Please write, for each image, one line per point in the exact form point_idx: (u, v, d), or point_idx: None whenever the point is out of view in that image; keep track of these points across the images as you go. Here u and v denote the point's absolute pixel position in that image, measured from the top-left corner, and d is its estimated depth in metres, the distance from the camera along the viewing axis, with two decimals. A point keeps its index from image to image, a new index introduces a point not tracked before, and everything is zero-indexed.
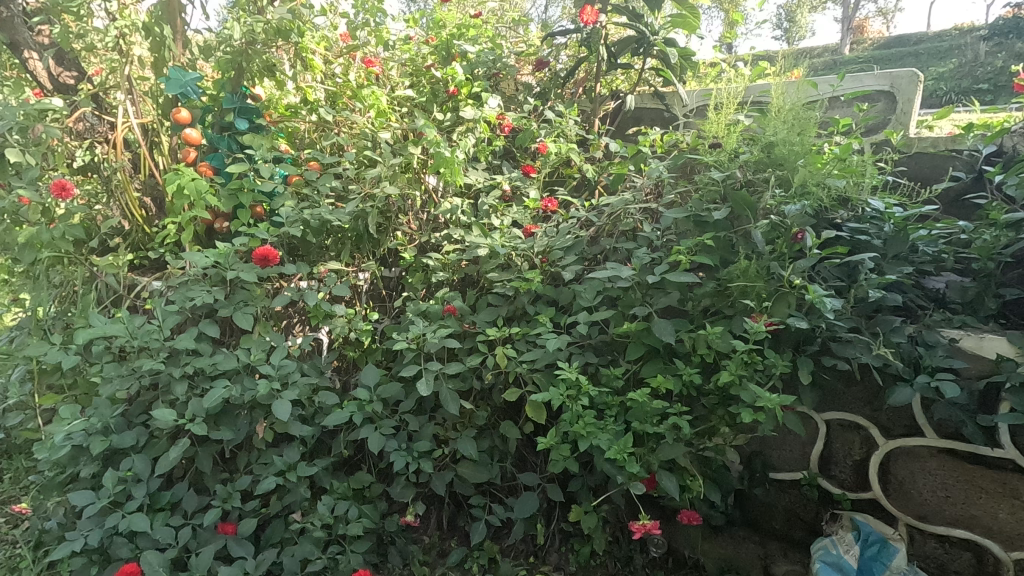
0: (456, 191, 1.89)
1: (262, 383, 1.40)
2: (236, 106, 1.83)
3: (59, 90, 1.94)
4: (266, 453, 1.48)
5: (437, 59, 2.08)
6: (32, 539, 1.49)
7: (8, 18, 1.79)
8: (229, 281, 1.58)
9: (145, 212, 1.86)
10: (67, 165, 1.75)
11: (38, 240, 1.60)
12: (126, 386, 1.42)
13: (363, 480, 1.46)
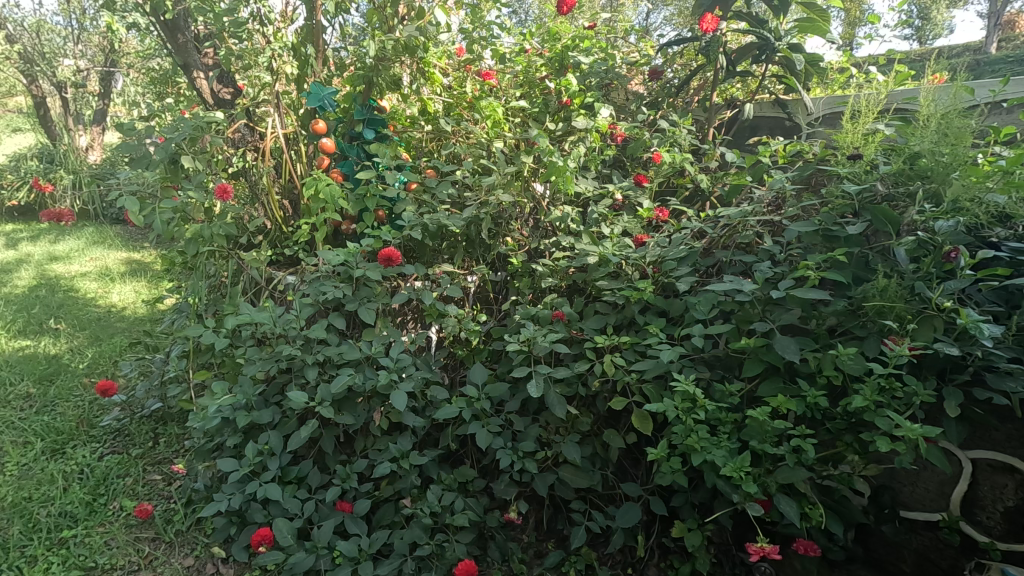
0: (566, 200, 1.92)
1: (383, 374, 1.50)
2: (365, 117, 2.01)
3: (218, 103, 2.21)
4: (380, 440, 1.59)
5: (550, 71, 2.12)
6: (184, 497, 1.70)
7: (185, 43, 2.11)
8: (355, 278, 1.71)
9: (283, 213, 2.05)
10: (224, 170, 1.99)
11: (201, 236, 1.83)
12: (266, 368, 1.58)
13: (467, 474, 1.52)
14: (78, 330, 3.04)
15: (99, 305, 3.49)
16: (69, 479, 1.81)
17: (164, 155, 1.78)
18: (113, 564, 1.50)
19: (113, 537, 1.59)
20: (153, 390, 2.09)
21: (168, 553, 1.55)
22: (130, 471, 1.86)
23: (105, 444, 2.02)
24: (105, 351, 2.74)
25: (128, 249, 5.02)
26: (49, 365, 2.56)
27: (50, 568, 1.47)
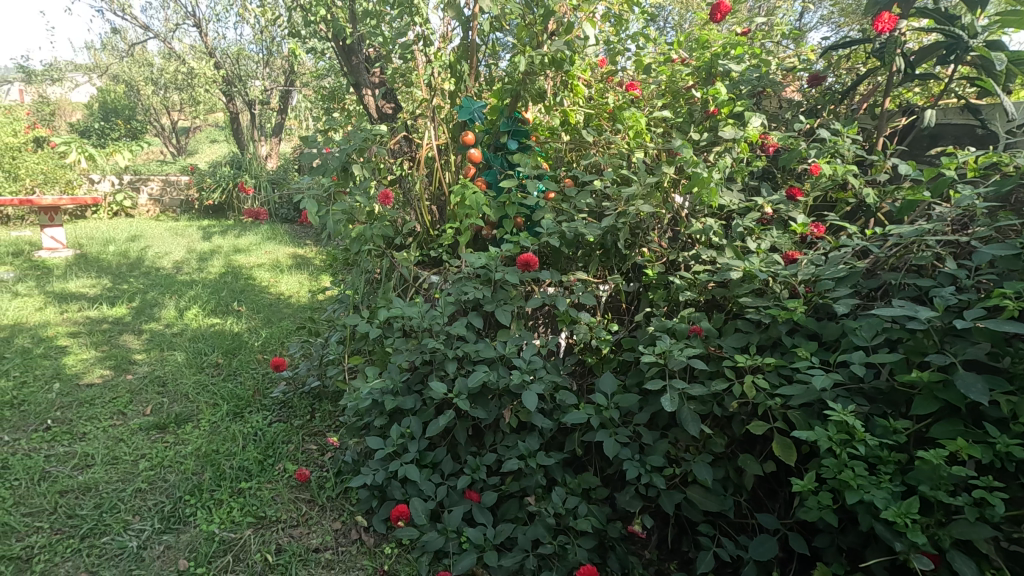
0: (709, 212, 1.86)
1: (517, 374, 1.57)
2: (511, 129, 2.11)
3: (381, 117, 2.43)
4: (509, 437, 1.66)
5: (697, 80, 2.06)
6: (336, 467, 1.91)
7: (358, 64, 2.37)
8: (495, 281, 1.80)
9: (431, 217, 2.22)
10: (385, 177, 2.22)
11: (363, 235, 2.05)
12: (412, 358, 1.72)
13: (591, 481, 1.53)
14: (255, 313, 3.54)
15: (270, 292, 4.03)
16: (247, 439, 2.11)
17: (338, 163, 2.03)
18: (278, 516, 1.72)
19: (278, 493, 1.83)
20: (313, 369, 2.38)
21: (321, 514, 1.75)
22: (293, 439, 2.13)
23: (274, 412, 2.33)
24: (276, 333, 3.16)
25: (294, 245, 5.73)
26: (234, 341, 3.02)
27: (232, 512, 1.73)
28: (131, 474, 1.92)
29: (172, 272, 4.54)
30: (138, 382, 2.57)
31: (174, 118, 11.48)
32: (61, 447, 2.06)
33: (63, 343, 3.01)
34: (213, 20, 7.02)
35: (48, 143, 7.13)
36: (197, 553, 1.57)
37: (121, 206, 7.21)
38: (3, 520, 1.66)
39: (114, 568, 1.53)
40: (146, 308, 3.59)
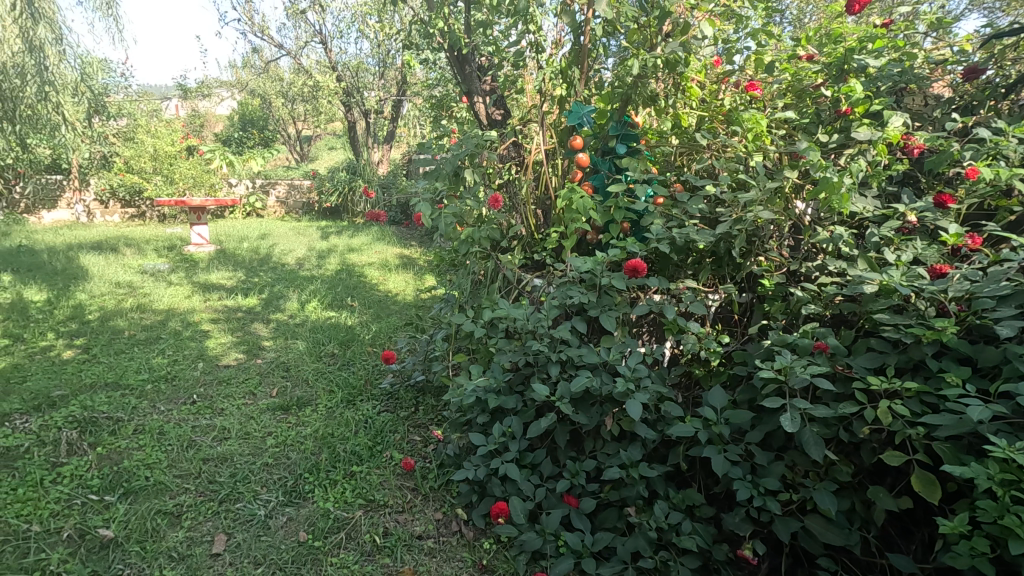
0: (838, 220, 1.72)
1: (621, 381, 1.54)
2: (619, 132, 2.11)
3: (490, 124, 2.49)
4: (610, 445, 1.63)
5: (828, 78, 1.91)
6: (438, 459, 1.99)
7: (470, 73, 2.46)
8: (600, 286, 1.78)
9: (536, 221, 2.23)
10: (494, 182, 2.28)
11: (472, 237, 2.12)
12: (515, 359, 1.75)
13: (696, 498, 1.47)
14: (366, 309, 3.78)
15: (379, 289, 4.29)
16: (358, 426, 2.26)
17: (451, 167, 2.11)
18: (386, 501, 1.82)
19: (386, 479, 1.94)
20: (418, 364, 2.49)
21: (424, 503, 1.83)
22: (399, 429, 2.25)
23: (382, 402, 2.48)
24: (384, 328, 3.35)
25: (400, 246, 6.06)
26: (348, 334, 3.25)
27: (345, 493, 1.86)
28: (260, 449, 2.12)
29: (295, 268, 4.97)
30: (266, 366, 2.84)
31: (299, 128, 12.59)
32: (204, 419, 2.32)
33: (206, 328, 3.40)
34: (337, 37, 7.61)
35: (198, 151, 8.11)
36: (315, 527, 1.71)
37: (253, 207, 8.02)
38: (159, 479, 1.90)
39: (246, 532, 1.70)
40: (273, 300, 3.97)
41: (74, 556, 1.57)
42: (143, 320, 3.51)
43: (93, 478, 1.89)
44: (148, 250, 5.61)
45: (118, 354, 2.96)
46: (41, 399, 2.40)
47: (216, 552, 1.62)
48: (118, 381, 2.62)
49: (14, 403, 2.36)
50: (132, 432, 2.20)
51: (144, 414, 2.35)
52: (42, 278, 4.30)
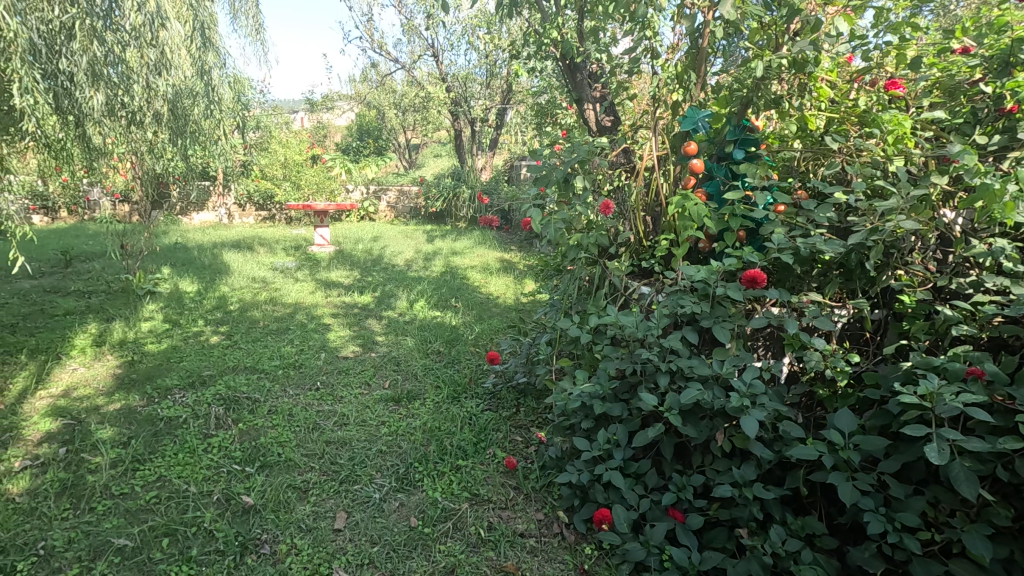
0: (997, 232, 1.53)
1: (736, 396, 1.48)
2: (738, 137, 1.96)
3: (600, 130, 2.53)
4: (720, 462, 1.57)
5: (989, 72, 1.71)
6: (541, 461, 2.02)
7: (582, 80, 2.52)
8: (714, 296, 1.72)
9: (645, 228, 2.19)
10: (603, 188, 2.28)
11: (580, 243, 2.14)
12: (622, 367, 1.74)
13: (818, 526, 1.38)
14: (470, 310, 3.93)
15: (482, 292, 4.43)
16: (463, 422, 2.35)
17: (562, 174, 2.14)
18: (490, 497, 1.89)
19: (489, 475, 2.01)
20: (521, 366, 2.56)
21: (526, 502, 1.88)
22: (501, 428, 2.32)
23: (485, 401, 2.57)
24: (487, 329, 3.46)
25: (501, 250, 6.20)
26: (453, 333, 3.39)
27: (452, 484, 1.95)
28: (375, 436, 2.27)
29: (404, 269, 5.27)
30: (380, 359, 3.04)
31: (409, 137, 13.33)
32: (326, 405, 2.53)
33: (327, 322, 3.71)
34: (448, 50, 7.95)
35: (321, 160, 8.86)
36: (425, 514, 1.81)
37: (366, 212, 8.61)
38: (290, 456, 2.10)
39: (363, 512, 1.83)
40: (385, 298, 4.24)
41: (222, 517, 1.78)
42: (274, 311, 3.90)
43: (236, 450, 2.13)
44: (278, 249, 6.21)
45: (254, 341, 3.32)
46: (195, 377, 2.74)
47: (338, 527, 1.76)
48: (255, 365, 2.93)
49: (174, 380, 2.72)
50: (267, 412, 2.46)
51: (277, 396, 2.61)
52: (194, 272, 4.91)
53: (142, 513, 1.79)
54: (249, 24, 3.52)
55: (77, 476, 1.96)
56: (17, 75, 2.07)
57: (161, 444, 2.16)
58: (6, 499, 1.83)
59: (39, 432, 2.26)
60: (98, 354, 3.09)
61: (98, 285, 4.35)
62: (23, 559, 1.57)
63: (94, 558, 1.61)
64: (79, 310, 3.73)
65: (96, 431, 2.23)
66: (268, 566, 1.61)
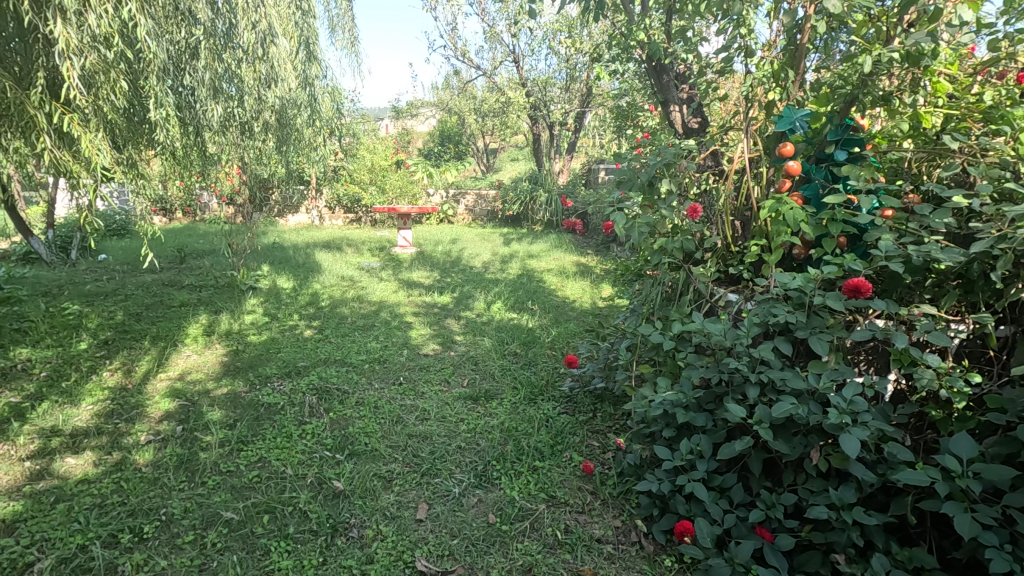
0: None
1: (834, 412, 1.39)
2: (840, 137, 1.81)
3: (686, 133, 2.44)
4: (815, 481, 1.48)
5: None
6: (619, 467, 2.00)
7: (668, 82, 2.46)
8: (810, 306, 1.63)
9: (733, 233, 2.11)
10: (690, 191, 2.22)
11: (663, 248, 2.09)
12: (707, 376, 1.68)
13: (928, 559, 1.27)
14: (546, 313, 3.95)
15: (558, 295, 4.44)
16: (541, 424, 2.37)
17: (647, 177, 2.10)
18: (567, 500, 1.89)
19: (566, 478, 2.02)
20: (599, 371, 2.54)
21: (603, 508, 1.86)
22: (578, 432, 2.31)
23: (562, 404, 2.57)
24: (563, 333, 3.47)
25: (577, 254, 6.19)
26: (530, 335, 3.42)
27: (529, 485, 1.97)
28: (455, 432, 2.34)
29: (482, 271, 5.38)
30: (459, 358, 3.13)
31: (487, 142, 13.61)
32: (409, 400, 2.64)
33: (410, 320, 3.87)
34: (529, 55, 8.03)
35: (404, 165, 9.24)
36: (503, 512, 1.84)
37: (446, 215, 8.90)
38: (376, 447, 2.21)
39: (443, 505, 1.89)
40: (463, 299, 4.34)
41: (315, 500, 1.90)
42: (361, 309, 4.11)
43: (327, 437, 2.27)
44: (364, 250, 6.53)
45: (343, 336, 3.52)
46: (291, 367, 2.95)
47: (419, 518, 1.83)
48: (345, 359, 3.10)
49: (273, 369, 2.94)
50: (355, 403, 2.60)
51: (363, 389, 2.75)
52: (290, 269, 5.28)
53: (246, 490, 1.95)
54: (346, 38, 3.73)
55: (191, 452, 2.16)
56: (152, 91, 2.31)
57: (262, 428, 2.34)
58: (134, 468, 2.05)
59: (160, 411, 2.52)
60: (208, 343, 3.39)
61: (208, 280, 4.78)
62: (149, 523, 1.76)
63: (206, 527, 1.77)
64: (192, 302, 4.12)
65: (207, 413, 2.46)
66: (357, 549, 1.70)
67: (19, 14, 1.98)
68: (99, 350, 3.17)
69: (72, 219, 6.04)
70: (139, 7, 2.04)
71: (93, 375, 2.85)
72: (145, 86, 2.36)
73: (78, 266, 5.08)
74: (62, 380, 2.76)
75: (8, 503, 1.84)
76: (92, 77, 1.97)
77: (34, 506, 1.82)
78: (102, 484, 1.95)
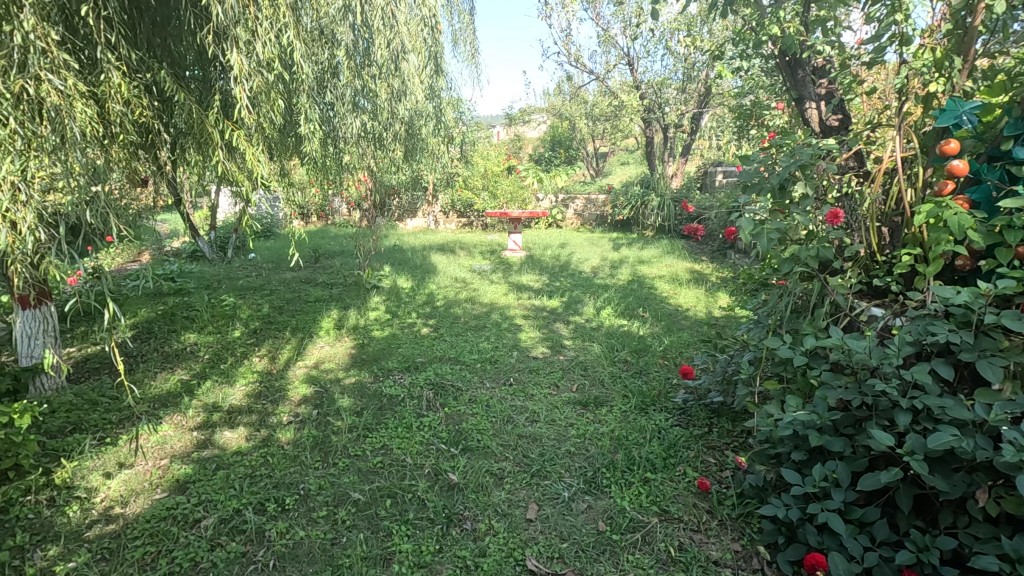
0: None
1: (1009, 448, 1.20)
2: (1020, 131, 1.53)
3: (824, 132, 2.25)
4: (981, 526, 1.30)
5: None
6: (739, 488, 1.89)
7: (802, 77, 2.30)
8: (977, 325, 1.42)
9: (879, 240, 1.91)
10: (828, 195, 2.04)
11: (796, 256, 1.94)
12: (847, 397, 1.53)
13: None
14: (658, 321, 3.83)
15: (670, 303, 4.29)
16: (652, 435, 2.31)
17: (779, 180, 1.96)
18: (681, 516, 1.83)
19: (680, 494, 1.94)
20: (716, 384, 2.41)
21: (720, 529, 1.77)
22: (693, 447, 2.22)
23: (675, 416, 2.48)
24: (676, 342, 3.34)
25: (691, 261, 5.93)
26: (641, 343, 3.35)
27: (641, 496, 1.93)
28: (564, 436, 2.35)
29: (591, 276, 5.35)
30: (568, 363, 3.13)
31: (597, 146, 13.52)
32: (519, 401, 2.69)
33: (519, 322, 3.94)
34: (644, 57, 7.86)
35: (515, 170, 9.44)
36: (613, 521, 1.82)
37: (555, 220, 8.97)
38: (487, 444, 2.28)
39: (553, 507, 1.90)
40: (572, 304, 4.35)
41: (432, 490, 2.00)
42: (473, 310, 4.26)
43: (443, 431, 2.39)
44: (475, 253, 6.77)
45: (457, 335, 3.68)
46: (411, 363, 3.14)
47: (530, 517, 1.86)
48: (458, 358, 3.23)
49: (394, 363, 3.15)
50: (468, 400, 2.70)
51: (476, 387, 2.85)
52: (409, 270, 5.62)
53: (371, 474, 2.10)
54: (467, 50, 3.89)
55: (325, 434, 2.38)
56: (302, 108, 2.59)
57: (385, 417, 2.51)
58: (278, 445, 2.30)
59: (298, 395, 2.80)
60: (338, 336, 3.71)
61: (338, 279, 5.23)
62: (290, 495, 1.96)
63: (337, 505, 1.93)
64: (325, 298, 4.52)
65: (338, 400, 2.69)
66: (470, 540, 1.76)
67: (204, 46, 2.31)
68: (250, 338, 3.59)
69: (230, 222, 6.91)
70: (296, 34, 2.30)
71: (245, 360, 3.24)
72: (297, 104, 2.64)
73: (234, 264, 5.79)
74: (221, 363, 3.17)
75: (181, 466, 2.14)
76: (257, 98, 2.24)
77: (200, 471, 2.11)
78: (253, 457, 2.21)
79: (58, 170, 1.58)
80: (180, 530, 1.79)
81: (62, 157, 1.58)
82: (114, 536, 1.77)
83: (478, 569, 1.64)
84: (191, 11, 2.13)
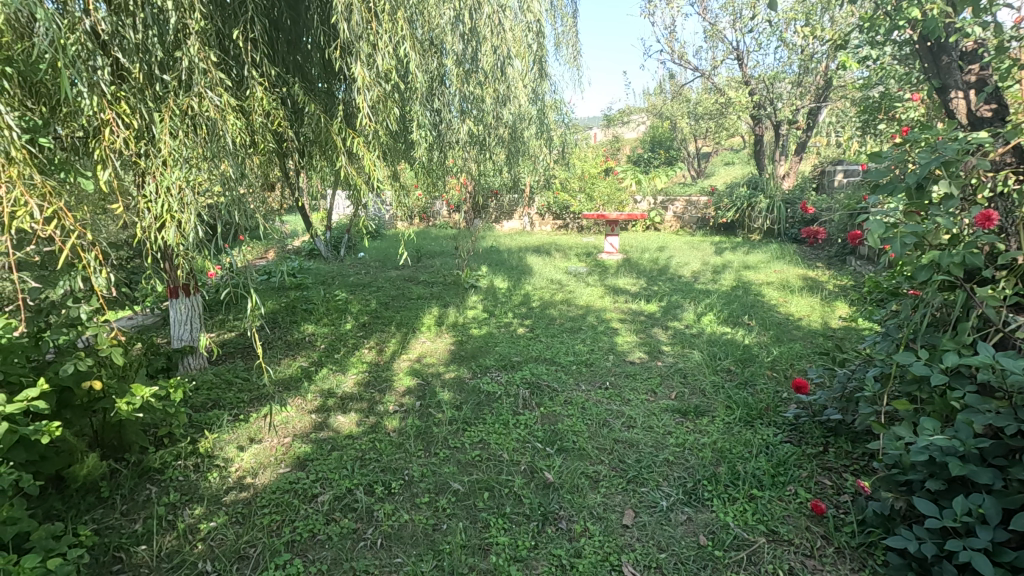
0: None
1: None
2: None
3: (974, 124, 2.00)
4: None
5: None
6: (860, 515, 1.74)
7: (949, 64, 2.06)
8: None
9: None
10: (978, 195, 1.81)
11: (936, 263, 1.74)
12: (998, 423, 1.36)
13: None
14: (766, 329, 3.60)
15: (780, 311, 4.02)
16: (759, 450, 2.18)
17: (917, 180, 1.76)
18: (791, 539, 1.72)
19: (790, 515, 1.82)
20: (834, 401, 2.23)
21: (837, 557, 1.64)
22: (805, 465, 2.07)
23: (785, 432, 2.32)
24: (787, 353, 3.12)
25: (804, 267, 5.52)
26: (747, 352, 3.17)
27: (746, 513, 1.83)
28: (662, 444, 2.28)
29: (691, 280, 5.15)
30: (667, 369, 3.04)
31: (699, 146, 13.00)
32: (615, 405, 2.65)
33: (615, 325, 3.89)
34: (755, 50, 7.44)
35: (613, 172, 9.32)
36: (715, 536, 1.74)
37: (653, 222, 8.74)
38: (583, 446, 2.27)
39: (650, 516, 1.86)
40: (671, 309, 4.21)
41: (528, 486, 2.04)
42: (569, 312, 4.26)
43: (539, 430, 2.41)
44: (571, 255, 6.77)
45: (552, 336, 3.70)
46: (507, 361, 3.20)
47: (626, 523, 1.83)
48: (554, 359, 3.25)
49: (491, 361, 3.23)
50: (563, 401, 2.71)
51: (571, 389, 2.85)
52: (505, 271, 5.74)
53: (470, 466, 2.17)
54: (569, 53, 3.91)
55: (427, 425, 2.49)
56: (414, 115, 2.74)
57: (483, 412, 2.59)
58: (385, 432, 2.45)
59: (403, 386, 2.96)
60: (439, 332, 3.88)
61: (439, 278, 5.46)
62: (395, 480, 2.08)
63: (438, 492, 2.02)
64: (427, 296, 4.74)
65: (439, 393, 2.80)
66: (565, 540, 1.77)
67: (329, 61, 2.52)
68: (359, 331, 3.85)
69: (344, 223, 7.45)
70: (411, 45, 2.43)
71: (356, 351, 3.49)
72: (409, 112, 2.80)
73: (346, 261, 6.24)
74: (335, 353, 3.43)
75: (301, 445, 2.35)
76: (376, 107, 2.41)
77: (318, 450, 2.30)
78: (363, 441, 2.37)
79: (212, 176, 1.78)
80: (299, 503, 1.96)
81: (217, 165, 1.79)
82: (246, 502, 1.99)
83: (573, 569, 1.64)
84: (322, 30, 2.33)
